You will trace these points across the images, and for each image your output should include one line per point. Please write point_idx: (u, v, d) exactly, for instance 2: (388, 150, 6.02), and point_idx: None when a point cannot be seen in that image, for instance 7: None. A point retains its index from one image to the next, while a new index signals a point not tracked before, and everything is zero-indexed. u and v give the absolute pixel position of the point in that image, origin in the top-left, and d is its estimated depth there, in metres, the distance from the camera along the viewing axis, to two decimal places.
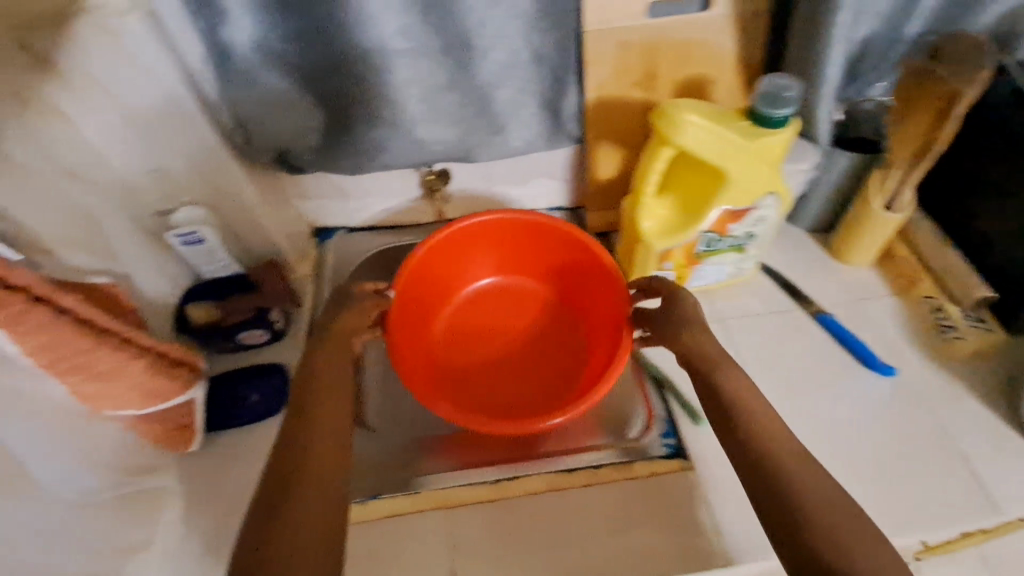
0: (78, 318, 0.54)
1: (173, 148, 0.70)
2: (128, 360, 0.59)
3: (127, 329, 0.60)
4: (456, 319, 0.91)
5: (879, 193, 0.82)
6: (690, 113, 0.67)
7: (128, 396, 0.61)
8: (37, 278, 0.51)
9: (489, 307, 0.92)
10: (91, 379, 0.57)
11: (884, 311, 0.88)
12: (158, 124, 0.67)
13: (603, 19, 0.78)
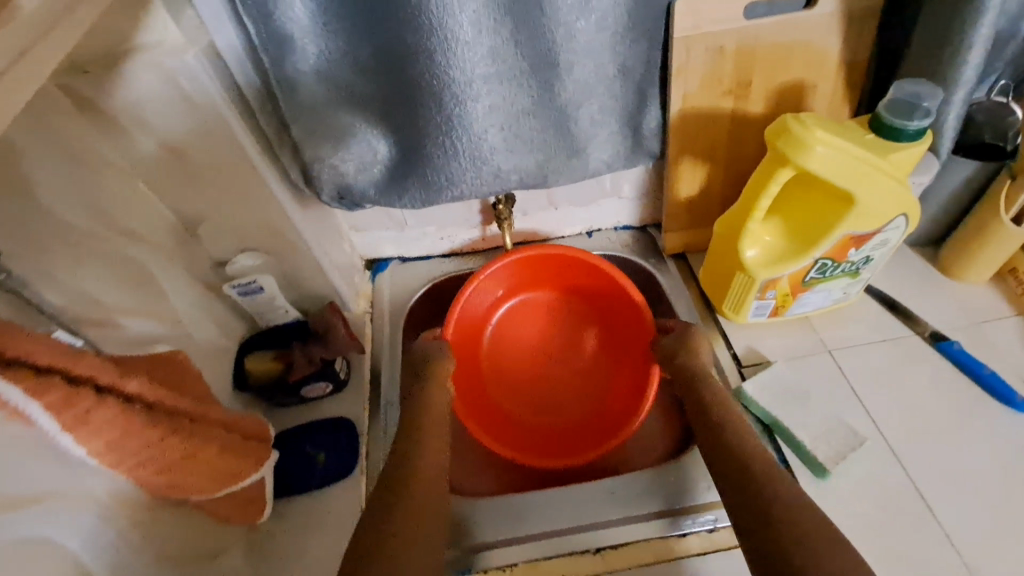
0: (144, 403, 0.48)
1: (230, 195, 0.62)
2: (200, 446, 0.53)
3: (192, 407, 0.54)
4: (493, 350, 0.88)
5: (1010, 204, 0.72)
6: (815, 131, 0.59)
7: (203, 484, 0.54)
8: (101, 365, 0.45)
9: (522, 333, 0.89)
10: (165, 475, 0.50)
11: (1011, 335, 0.78)
12: (216, 172, 0.59)
13: (695, 25, 0.68)
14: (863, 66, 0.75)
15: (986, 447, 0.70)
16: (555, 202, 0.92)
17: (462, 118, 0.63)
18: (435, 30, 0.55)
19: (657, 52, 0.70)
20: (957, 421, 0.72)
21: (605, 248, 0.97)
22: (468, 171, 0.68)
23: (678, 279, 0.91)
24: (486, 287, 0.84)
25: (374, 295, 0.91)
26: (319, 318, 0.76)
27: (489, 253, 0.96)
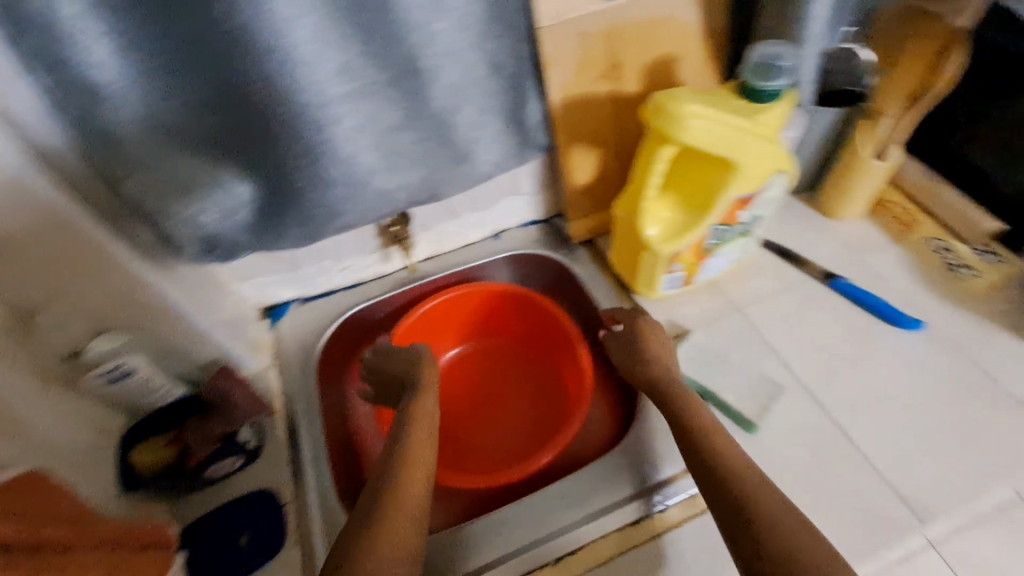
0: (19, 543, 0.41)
1: (59, 269, 0.53)
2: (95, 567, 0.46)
3: (73, 529, 0.47)
4: (441, 396, 0.89)
5: (869, 141, 0.78)
6: (690, 104, 0.59)
7: None
8: None
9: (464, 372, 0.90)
10: None
11: (891, 261, 0.83)
12: (33, 245, 0.50)
13: (559, 13, 0.68)
14: (722, 34, 0.78)
15: (891, 369, 0.73)
16: (454, 211, 0.88)
17: (330, 145, 0.57)
18: (274, 54, 0.49)
19: (524, 44, 0.69)
20: (862, 351, 0.75)
21: (514, 247, 0.94)
22: (348, 199, 0.63)
23: (590, 264, 0.90)
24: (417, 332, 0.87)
25: (276, 346, 0.83)
26: (212, 388, 0.68)
27: (396, 274, 0.91)
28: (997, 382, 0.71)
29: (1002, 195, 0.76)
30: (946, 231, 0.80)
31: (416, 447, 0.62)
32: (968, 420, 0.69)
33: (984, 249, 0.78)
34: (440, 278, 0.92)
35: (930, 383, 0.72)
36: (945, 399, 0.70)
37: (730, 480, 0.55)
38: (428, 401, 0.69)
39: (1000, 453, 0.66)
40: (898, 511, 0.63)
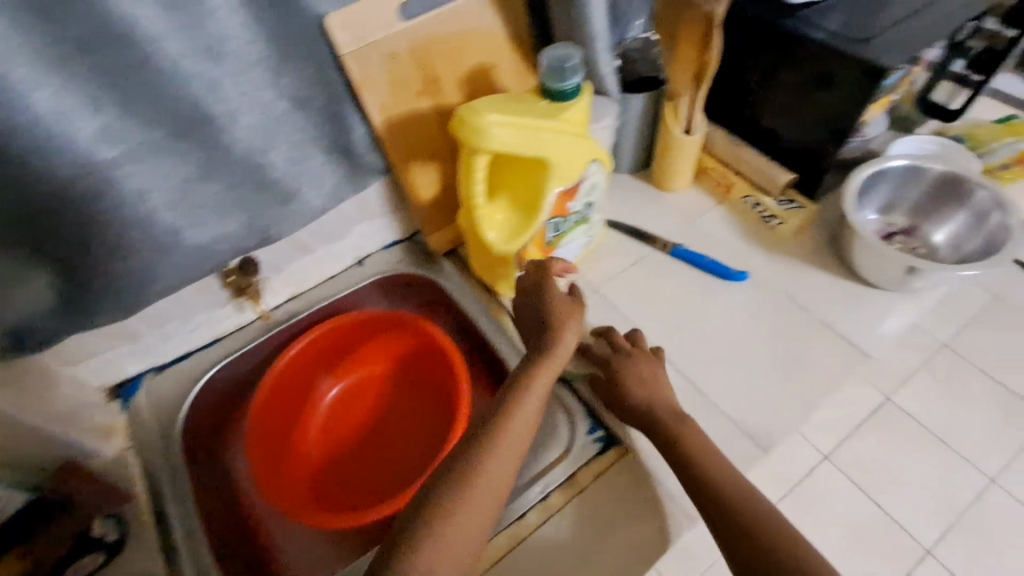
0: None
1: None
2: None
3: None
4: (327, 438, 0.85)
5: (675, 120, 0.84)
6: (489, 115, 0.62)
7: None
8: None
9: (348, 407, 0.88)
10: None
11: (716, 223, 0.92)
12: None
13: (357, 37, 0.68)
14: (527, 37, 0.82)
15: (728, 320, 0.81)
16: (305, 246, 0.85)
17: (121, 208, 0.57)
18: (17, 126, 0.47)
19: (330, 72, 0.68)
20: (705, 310, 0.83)
21: (379, 271, 0.94)
22: (161, 262, 0.62)
23: (454, 274, 0.91)
24: (287, 380, 0.83)
25: (132, 424, 0.79)
26: (59, 488, 0.67)
27: (253, 323, 0.88)
28: (810, 314, 0.81)
29: (785, 146, 0.87)
30: (755, 189, 0.91)
31: (511, 435, 0.58)
32: (793, 352, 0.78)
33: (783, 199, 0.88)
34: (303, 317, 0.89)
35: (760, 324, 0.81)
36: (776, 338, 0.79)
37: (735, 497, 0.59)
38: (566, 358, 0.65)
39: (821, 374, 0.76)
40: (746, 447, 0.70)
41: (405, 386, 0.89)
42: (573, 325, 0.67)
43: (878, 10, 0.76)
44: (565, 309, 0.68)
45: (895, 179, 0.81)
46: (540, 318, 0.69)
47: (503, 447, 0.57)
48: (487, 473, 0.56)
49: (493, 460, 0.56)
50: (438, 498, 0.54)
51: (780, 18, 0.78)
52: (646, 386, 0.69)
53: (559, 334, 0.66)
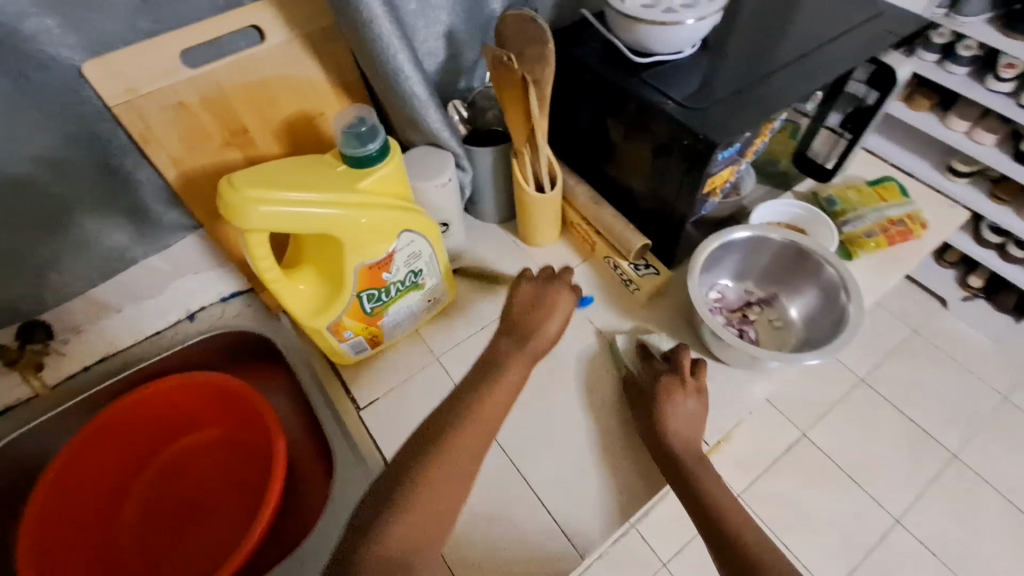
0: None
1: None
2: None
3: None
4: (141, 520, 0.78)
5: (523, 179, 0.78)
6: (259, 192, 0.54)
7: None
8: None
9: (170, 485, 0.80)
10: None
11: (578, 282, 0.87)
12: None
13: (129, 88, 0.59)
14: (358, 85, 0.74)
15: (568, 395, 0.76)
16: (111, 305, 0.76)
17: None
18: None
19: (98, 125, 0.61)
20: (547, 382, 0.77)
21: (210, 328, 0.84)
22: None
23: (292, 334, 0.83)
24: (89, 459, 0.74)
25: None
26: None
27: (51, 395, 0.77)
28: None
29: (641, 208, 0.82)
30: (613, 251, 0.84)
31: (488, 406, 0.58)
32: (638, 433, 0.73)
33: (641, 263, 0.83)
34: (111, 384, 0.79)
35: (604, 399, 0.75)
36: (616, 417, 0.74)
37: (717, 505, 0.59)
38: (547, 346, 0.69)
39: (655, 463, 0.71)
40: (559, 544, 0.66)
41: (232, 460, 0.81)
42: (560, 308, 0.71)
43: (722, 74, 0.72)
44: (562, 310, 0.71)
45: (739, 250, 0.78)
46: (528, 302, 0.71)
47: (495, 403, 0.59)
48: (478, 426, 0.56)
49: (484, 416, 0.57)
50: (434, 435, 0.54)
51: (625, 78, 0.73)
52: (688, 424, 0.67)
53: (549, 316, 0.69)
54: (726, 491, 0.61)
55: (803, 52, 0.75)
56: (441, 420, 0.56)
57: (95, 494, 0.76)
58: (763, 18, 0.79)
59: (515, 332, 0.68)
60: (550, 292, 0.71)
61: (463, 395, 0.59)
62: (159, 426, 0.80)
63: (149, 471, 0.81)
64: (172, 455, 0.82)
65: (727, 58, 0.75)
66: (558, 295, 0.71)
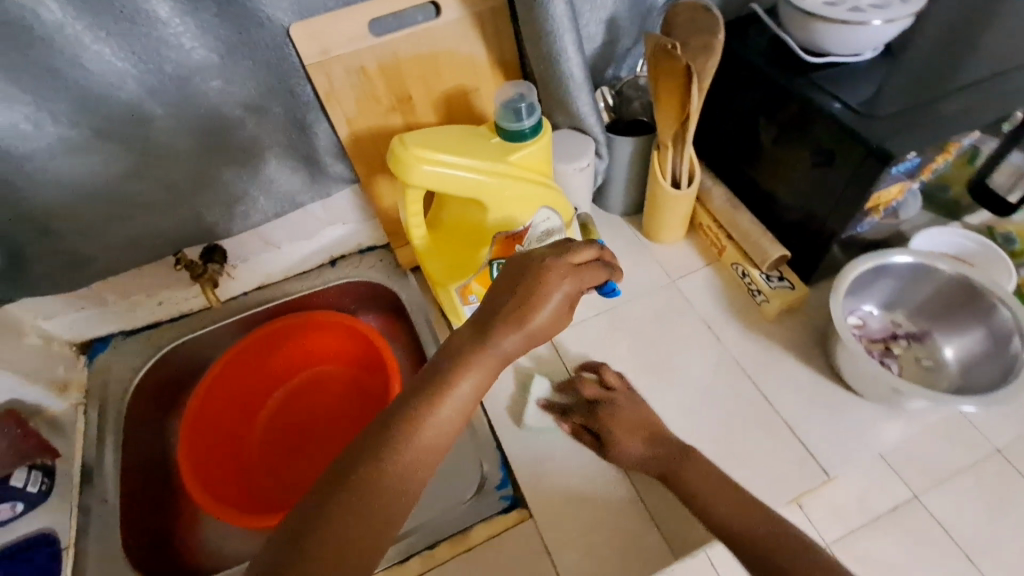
0: None
1: None
2: None
3: None
4: (268, 431, 0.88)
5: (662, 171, 0.77)
6: (425, 150, 0.59)
7: None
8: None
9: (295, 407, 0.90)
10: None
11: (699, 286, 0.85)
12: None
13: (323, 50, 0.66)
14: (514, 65, 0.78)
15: (673, 394, 0.76)
16: (274, 242, 0.87)
17: (36, 195, 0.57)
18: None
19: (291, 82, 0.67)
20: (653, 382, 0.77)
21: (350, 275, 0.94)
22: (97, 244, 0.64)
23: (417, 291, 0.90)
24: (241, 370, 0.86)
25: (88, 382, 0.84)
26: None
27: (222, 309, 0.91)
28: (774, 411, 0.73)
29: (784, 219, 0.78)
30: (744, 258, 0.81)
31: (437, 424, 0.48)
32: (748, 446, 0.71)
33: (774, 275, 0.79)
34: (269, 307, 0.91)
35: (710, 405, 0.74)
36: (719, 423, 0.73)
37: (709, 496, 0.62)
38: (523, 344, 0.53)
39: (764, 481, 0.68)
40: (654, 543, 0.64)
41: (352, 398, 0.89)
42: (550, 301, 0.53)
43: (906, 83, 0.66)
44: (554, 307, 0.53)
45: (898, 278, 0.72)
46: (513, 291, 0.53)
47: (418, 446, 0.47)
48: (389, 488, 0.45)
49: (398, 467, 0.46)
50: (324, 514, 0.43)
51: (794, 79, 0.70)
52: (637, 421, 0.69)
53: (535, 312, 0.52)
54: (761, 509, 0.60)
55: (1007, 66, 0.67)
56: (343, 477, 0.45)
57: (238, 401, 0.87)
58: (954, 28, 0.72)
59: (483, 325, 0.52)
60: (543, 281, 0.53)
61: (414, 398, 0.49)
62: (295, 354, 0.90)
63: (279, 391, 0.91)
64: (299, 381, 0.92)
65: (912, 67, 0.68)
66: (554, 288, 0.53)
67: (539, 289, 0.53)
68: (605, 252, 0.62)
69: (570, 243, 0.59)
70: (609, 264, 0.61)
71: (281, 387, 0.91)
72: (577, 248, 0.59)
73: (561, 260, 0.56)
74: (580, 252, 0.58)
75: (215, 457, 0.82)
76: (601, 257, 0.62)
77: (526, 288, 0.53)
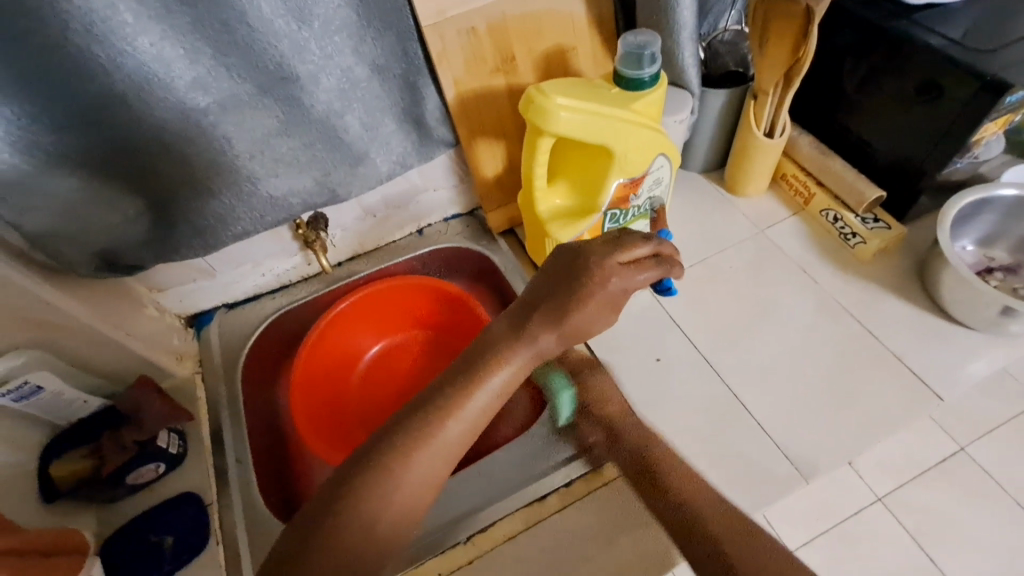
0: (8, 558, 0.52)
1: None
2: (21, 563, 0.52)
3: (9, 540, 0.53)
4: (366, 389, 0.92)
5: (757, 122, 0.80)
6: (556, 98, 0.62)
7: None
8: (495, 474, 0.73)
9: (389, 367, 0.94)
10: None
11: (790, 233, 0.88)
12: None
13: (439, 11, 0.68)
14: (611, 22, 0.80)
15: (782, 333, 0.79)
16: (373, 210, 0.89)
17: (201, 154, 0.59)
18: (134, 75, 0.51)
19: (411, 43, 0.69)
20: (758, 324, 0.80)
21: (440, 242, 0.96)
22: (239, 207, 0.66)
23: (512, 252, 0.92)
24: (339, 331, 0.90)
25: (200, 353, 0.86)
26: (127, 398, 0.72)
27: (321, 279, 0.93)
28: (881, 343, 0.77)
29: (879, 162, 0.82)
30: (836, 203, 0.84)
31: (479, 407, 0.49)
32: (862, 377, 0.74)
33: (868, 217, 0.82)
34: (364, 275, 0.93)
35: (819, 343, 0.78)
36: (826, 357, 0.76)
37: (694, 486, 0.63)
38: (558, 346, 0.53)
39: (882, 406, 0.72)
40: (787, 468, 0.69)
41: (436, 360, 0.93)
42: (593, 299, 0.53)
43: (1004, 20, 0.69)
44: (593, 312, 0.53)
45: (1002, 208, 0.75)
46: (561, 285, 0.54)
47: (453, 436, 0.48)
48: (423, 476, 0.46)
49: (429, 457, 0.47)
50: (367, 478, 0.45)
51: (892, 21, 0.73)
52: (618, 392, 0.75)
53: (574, 317, 0.52)
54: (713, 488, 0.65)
55: None
56: (373, 456, 0.47)
57: (336, 361, 0.91)
58: None
59: (524, 319, 0.53)
60: (583, 287, 0.53)
61: (458, 377, 0.50)
62: (386, 317, 0.94)
63: (371, 351, 0.95)
64: (390, 342, 0.96)
65: (1005, 7, 0.71)
66: (592, 295, 0.53)
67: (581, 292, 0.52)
68: (663, 247, 0.58)
69: (621, 239, 0.56)
70: (664, 261, 0.57)
71: (374, 347, 0.95)
72: (627, 244, 0.56)
73: (605, 260, 0.54)
74: (628, 250, 0.55)
75: (317, 412, 0.86)
76: (656, 253, 0.58)
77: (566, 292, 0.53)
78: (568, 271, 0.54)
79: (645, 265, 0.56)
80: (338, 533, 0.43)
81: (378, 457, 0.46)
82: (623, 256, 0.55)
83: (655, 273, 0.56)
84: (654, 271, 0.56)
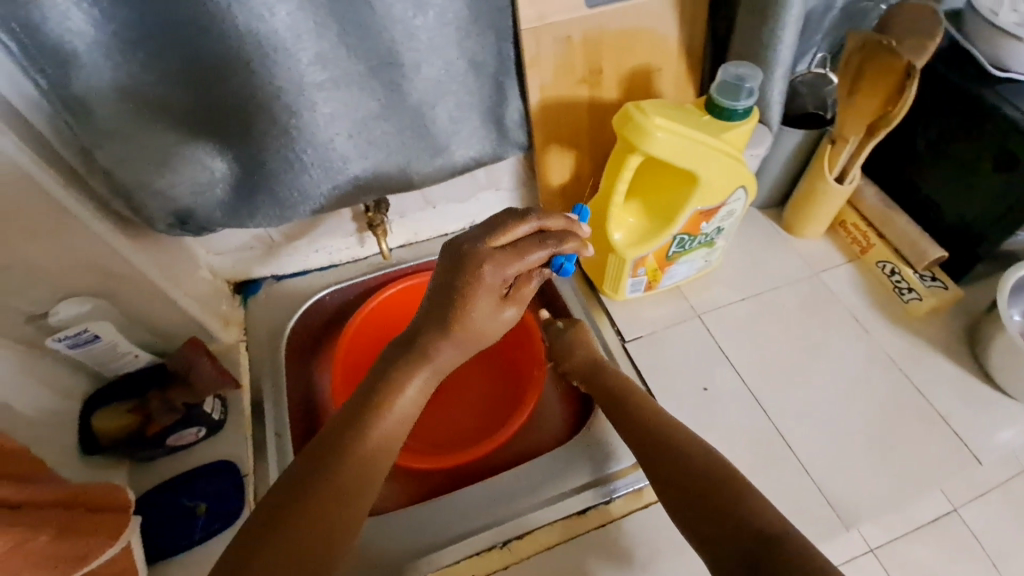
0: (58, 509, 0.51)
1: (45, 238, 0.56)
2: (65, 515, 0.51)
3: (62, 491, 0.53)
4: None
5: (831, 166, 0.80)
6: (654, 118, 0.63)
7: (99, 543, 0.53)
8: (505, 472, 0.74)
9: None
10: (56, 542, 0.48)
11: (843, 279, 0.88)
12: (27, 218, 0.54)
13: (540, 16, 0.68)
14: (700, 50, 0.80)
15: (829, 379, 0.80)
16: (431, 201, 0.89)
17: (302, 129, 0.59)
18: (262, 43, 0.51)
19: (507, 44, 0.69)
20: (804, 365, 0.81)
21: None
22: (323, 184, 0.66)
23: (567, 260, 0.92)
24: (381, 316, 0.88)
25: (246, 321, 0.85)
26: (178, 357, 0.70)
27: (371, 262, 0.93)
28: (926, 402, 0.77)
29: (944, 223, 0.83)
30: (895, 256, 0.85)
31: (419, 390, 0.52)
32: (904, 433, 0.75)
33: (926, 275, 0.83)
34: (412, 265, 0.93)
35: (863, 392, 0.78)
36: (869, 408, 0.77)
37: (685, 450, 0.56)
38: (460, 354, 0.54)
39: (924, 465, 0.73)
40: (824, 512, 0.70)
41: (476, 361, 0.92)
42: (472, 302, 0.52)
43: None
44: (481, 313, 0.53)
45: None
46: (439, 297, 0.53)
47: (375, 439, 0.49)
48: (345, 483, 0.46)
49: (364, 451, 0.48)
50: (322, 465, 0.46)
51: (979, 86, 0.73)
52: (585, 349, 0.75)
53: (463, 320, 0.52)
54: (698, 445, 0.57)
55: None
56: (323, 446, 0.48)
57: (375, 347, 0.90)
58: None
59: (415, 335, 0.53)
60: (463, 289, 0.52)
61: (387, 365, 0.52)
62: None
63: None
64: None
65: None
66: (475, 294, 0.52)
67: (458, 295, 0.52)
68: (546, 222, 0.57)
69: (499, 222, 0.56)
70: (552, 236, 0.57)
71: None
72: (504, 227, 0.55)
73: (480, 248, 0.54)
74: (506, 234, 0.55)
75: None
76: (540, 232, 0.57)
77: (446, 299, 0.52)
78: (445, 272, 0.53)
79: (530, 247, 0.55)
80: (288, 522, 0.43)
81: (330, 448, 0.47)
82: (503, 240, 0.55)
83: (546, 250, 0.56)
84: (541, 249, 0.55)
